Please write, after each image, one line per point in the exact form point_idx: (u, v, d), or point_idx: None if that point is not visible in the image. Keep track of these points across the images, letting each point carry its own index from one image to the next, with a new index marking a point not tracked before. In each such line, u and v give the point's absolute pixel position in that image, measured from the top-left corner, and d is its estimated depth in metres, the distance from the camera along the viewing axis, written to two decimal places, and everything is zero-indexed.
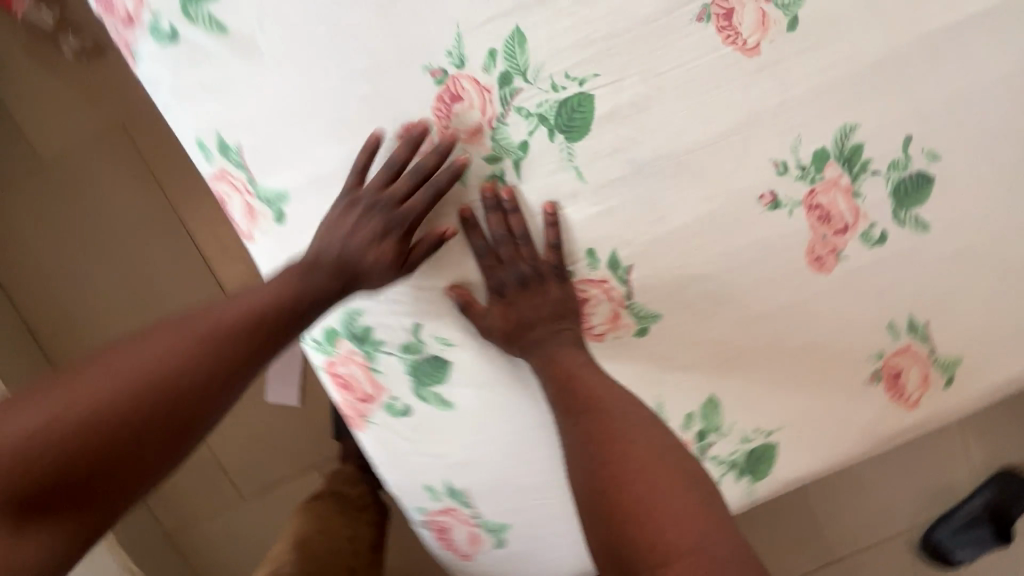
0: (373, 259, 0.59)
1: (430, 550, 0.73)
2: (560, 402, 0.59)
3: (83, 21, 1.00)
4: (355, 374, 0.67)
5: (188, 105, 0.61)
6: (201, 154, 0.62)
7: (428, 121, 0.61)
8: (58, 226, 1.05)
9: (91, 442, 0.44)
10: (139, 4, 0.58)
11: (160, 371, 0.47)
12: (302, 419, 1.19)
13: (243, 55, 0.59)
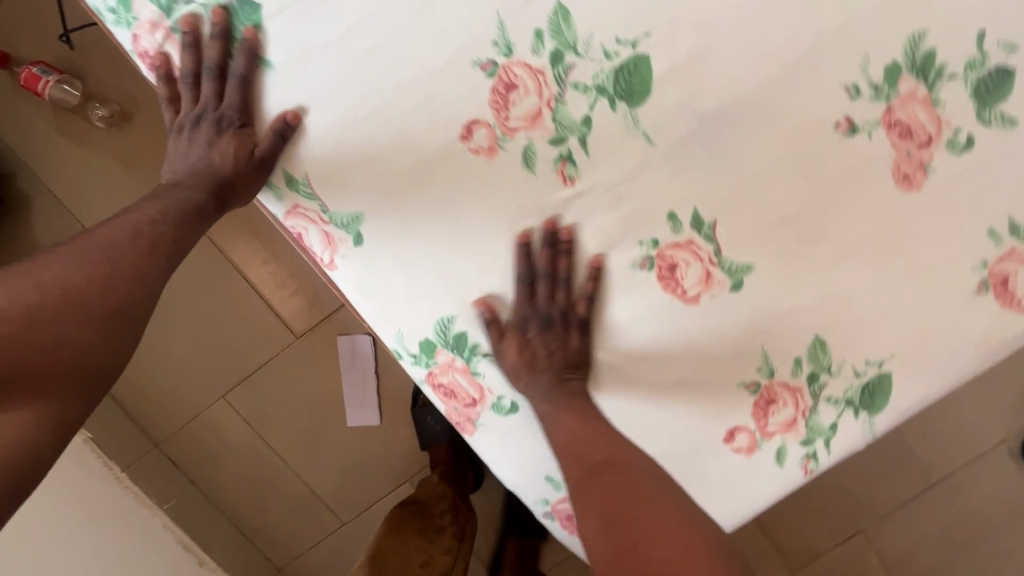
0: (221, 160, 0.60)
1: (560, 541, 0.74)
2: (568, 447, 0.63)
3: (106, 89, 1.02)
4: (457, 380, 0.67)
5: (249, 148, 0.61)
6: (271, 194, 0.63)
7: (487, 116, 0.60)
8: None
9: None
10: (188, 59, 0.59)
11: (57, 301, 0.51)
12: (385, 436, 1.21)
13: (295, 87, 0.59)
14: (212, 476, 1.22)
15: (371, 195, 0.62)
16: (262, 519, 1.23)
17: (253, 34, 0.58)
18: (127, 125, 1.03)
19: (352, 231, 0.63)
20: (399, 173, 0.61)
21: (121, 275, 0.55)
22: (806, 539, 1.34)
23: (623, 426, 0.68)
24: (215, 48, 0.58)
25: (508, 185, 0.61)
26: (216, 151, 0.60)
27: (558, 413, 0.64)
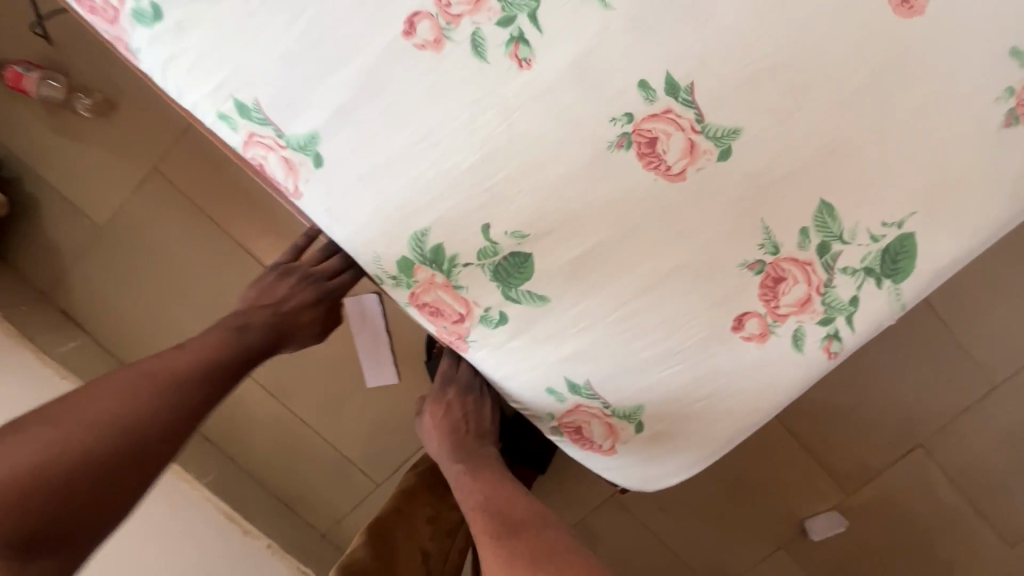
0: (290, 299, 0.88)
1: (572, 453, 0.74)
2: (485, 488, 0.76)
3: (89, 80, 1.04)
4: (441, 298, 0.66)
5: (196, 81, 0.59)
6: (226, 127, 0.61)
7: (428, 6, 0.56)
8: (131, 276, 1.12)
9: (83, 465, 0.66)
10: None
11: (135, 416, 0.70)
12: (407, 393, 1.21)
13: (226, 4, 0.56)
14: (251, 450, 1.25)
15: (323, 110, 0.59)
16: (306, 485, 1.27)
17: None
18: (114, 114, 1.05)
19: (311, 152, 0.61)
20: (347, 82, 0.58)
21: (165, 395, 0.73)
22: (861, 458, 1.27)
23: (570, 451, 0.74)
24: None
25: (460, 79, 0.58)
26: (253, 319, 0.85)
27: (467, 471, 0.81)
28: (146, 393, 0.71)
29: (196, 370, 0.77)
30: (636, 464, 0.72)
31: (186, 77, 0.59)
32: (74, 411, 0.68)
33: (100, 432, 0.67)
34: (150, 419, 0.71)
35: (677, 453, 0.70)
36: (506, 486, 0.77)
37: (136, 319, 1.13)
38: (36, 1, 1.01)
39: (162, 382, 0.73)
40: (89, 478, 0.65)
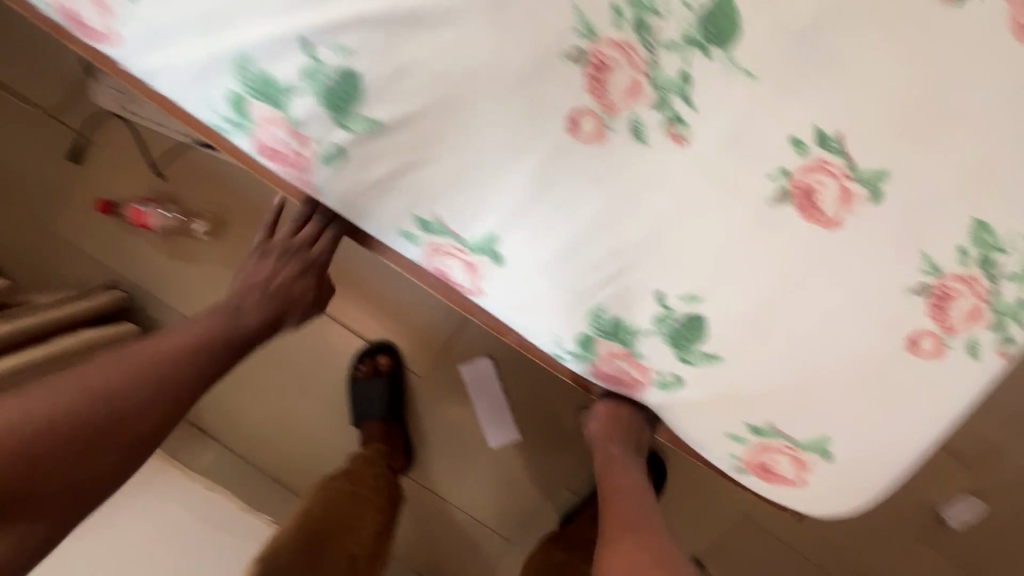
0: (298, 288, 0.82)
1: (764, 493, 0.72)
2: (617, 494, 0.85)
3: (198, 205, 1.09)
4: (622, 367, 0.69)
5: (381, 206, 0.66)
6: (409, 242, 0.67)
7: (589, 103, 0.61)
8: (253, 382, 1.19)
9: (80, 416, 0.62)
10: (307, 143, 0.63)
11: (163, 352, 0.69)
12: (529, 448, 1.22)
13: (405, 134, 0.62)
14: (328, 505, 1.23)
15: (499, 213, 0.64)
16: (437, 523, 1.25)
17: (357, 102, 0.60)
18: (224, 232, 1.11)
19: (491, 251, 0.65)
20: (520, 183, 0.63)
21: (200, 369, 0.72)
22: (981, 437, 1.26)
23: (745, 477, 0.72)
24: (329, 123, 0.61)
25: (624, 163, 0.62)
26: (243, 304, 0.78)
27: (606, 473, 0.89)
28: (156, 361, 0.68)
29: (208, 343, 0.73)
30: (827, 498, 0.71)
31: (374, 204, 0.66)
32: (78, 377, 0.64)
33: (105, 398, 0.64)
34: (151, 393, 0.67)
35: (868, 480, 0.70)
36: (639, 487, 0.86)
37: (263, 425, 1.20)
38: (144, 142, 1.08)
39: (174, 350, 0.70)
40: (90, 431, 0.62)
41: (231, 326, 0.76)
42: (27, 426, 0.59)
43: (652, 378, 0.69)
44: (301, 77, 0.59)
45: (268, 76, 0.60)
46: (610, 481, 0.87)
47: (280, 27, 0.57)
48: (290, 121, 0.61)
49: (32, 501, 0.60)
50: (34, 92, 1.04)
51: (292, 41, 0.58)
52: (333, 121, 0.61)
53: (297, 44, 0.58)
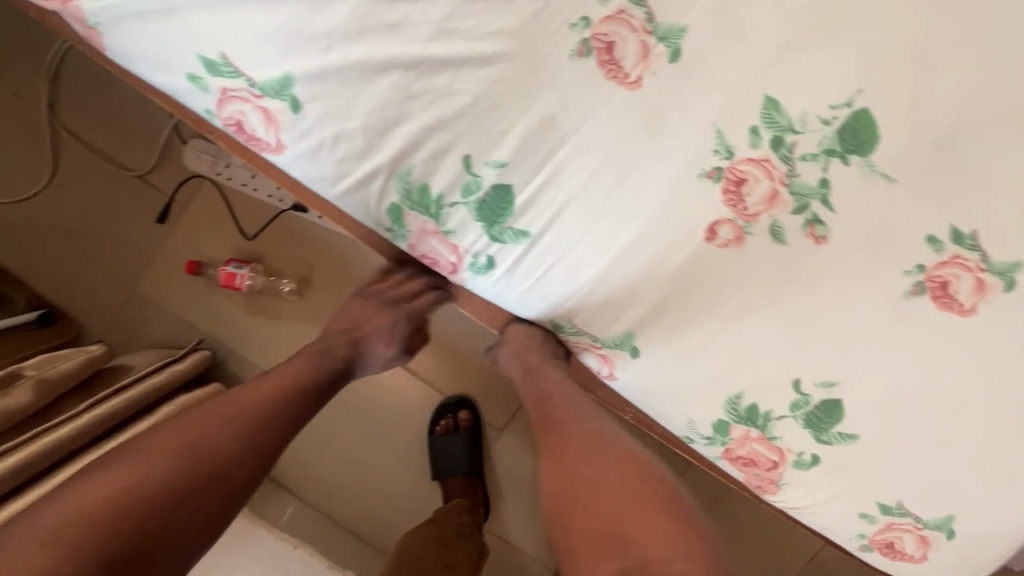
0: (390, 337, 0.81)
1: (880, 565, 0.76)
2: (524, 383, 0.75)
3: (281, 263, 1.09)
4: (756, 450, 0.70)
5: (531, 305, 0.68)
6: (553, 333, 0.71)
7: (727, 213, 0.63)
8: (334, 436, 1.20)
9: (174, 471, 0.58)
10: (459, 251, 0.65)
11: (242, 409, 0.65)
12: None
13: (550, 245, 0.64)
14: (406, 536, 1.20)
15: (639, 310, 0.66)
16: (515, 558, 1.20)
17: (507, 214, 0.62)
18: (307, 291, 1.10)
19: (627, 345, 0.68)
20: (663, 279, 0.65)
21: (280, 415, 0.68)
22: None
23: (864, 549, 0.75)
24: (481, 235, 0.63)
25: (763, 262, 0.64)
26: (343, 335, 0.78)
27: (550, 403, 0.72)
28: (245, 416, 0.65)
29: (292, 388, 0.70)
30: (953, 571, 0.73)
31: (523, 303, 0.68)
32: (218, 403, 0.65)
33: (211, 440, 0.62)
34: (258, 424, 0.65)
35: (994, 556, 0.72)
36: (572, 395, 0.72)
37: (342, 478, 1.20)
38: (231, 204, 1.08)
39: (256, 400, 0.67)
40: (193, 480, 0.59)
41: (320, 360, 0.74)
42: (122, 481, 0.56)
43: (787, 459, 0.70)
44: (459, 191, 0.62)
45: (427, 188, 0.62)
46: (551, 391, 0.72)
47: (445, 147, 0.60)
48: (446, 232, 0.64)
49: (166, 540, 0.57)
50: (128, 159, 1.06)
51: (456, 158, 0.61)
52: (486, 231, 0.63)
53: (460, 161, 0.61)
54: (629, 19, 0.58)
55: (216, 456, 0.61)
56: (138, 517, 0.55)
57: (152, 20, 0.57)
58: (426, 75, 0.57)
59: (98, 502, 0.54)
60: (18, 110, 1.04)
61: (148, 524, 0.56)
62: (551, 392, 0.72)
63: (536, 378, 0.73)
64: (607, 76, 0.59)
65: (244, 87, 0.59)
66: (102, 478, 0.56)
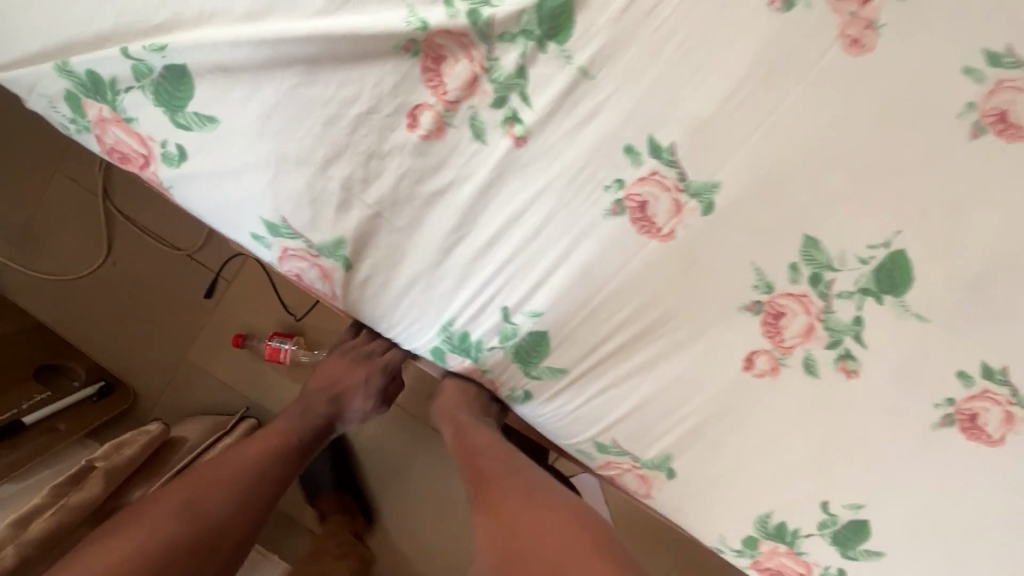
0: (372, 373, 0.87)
1: None
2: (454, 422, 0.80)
3: (320, 335, 1.13)
4: (784, 561, 0.73)
5: (570, 430, 0.70)
6: (586, 458, 0.72)
7: (765, 344, 0.65)
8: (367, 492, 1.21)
9: (170, 542, 0.66)
10: (498, 385, 0.69)
11: (231, 477, 0.74)
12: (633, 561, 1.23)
13: (591, 375, 0.67)
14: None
15: (675, 436, 0.68)
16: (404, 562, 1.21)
17: (546, 352, 0.66)
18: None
19: (665, 467, 0.70)
20: (699, 408, 0.67)
21: (266, 477, 0.77)
22: None
23: None
24: (519, 373, 0.68)
25: (796, 395, 0.66)
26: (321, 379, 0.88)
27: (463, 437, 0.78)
28: (237, 482, 0.74)
29: (277, 450, 0.79)
30: None
31: (561, 429, 0.71)
32: (181, 493, 0.71)
33: (208, 509, 0.70)
34: (244, 492, 0.74)
35: None
36: (503, 450, 0.78)
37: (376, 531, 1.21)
38: (275, 281, 1.13)
39: (245, 463, 0.76)
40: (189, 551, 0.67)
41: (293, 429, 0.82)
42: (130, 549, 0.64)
43: (813, 570, 0.73)
44: (497, 336, 0.65)
45: (467, 335, 0.65)
46: (473, 450, 0.77)
47: (485, 298, 0.63)
48: (484, 369, 0.68)
49: None
50: (176, 238, 1.11)
51: (494, 309, 0.64)
52: (524, 369, 0.67)
53: (498, 312, 0.64)
54: (661, 179, 0.60)
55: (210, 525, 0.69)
56: None
57: (222, 187, 0.61)
58: (471, 229, 0.61)
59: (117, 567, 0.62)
60: (73, 193, 1.09)
61: None
62: (478, 445, 0.77)
63: (470, 434, 0.78)
64: (638, 230, 0.61)
65: (302, 245, 0.64)
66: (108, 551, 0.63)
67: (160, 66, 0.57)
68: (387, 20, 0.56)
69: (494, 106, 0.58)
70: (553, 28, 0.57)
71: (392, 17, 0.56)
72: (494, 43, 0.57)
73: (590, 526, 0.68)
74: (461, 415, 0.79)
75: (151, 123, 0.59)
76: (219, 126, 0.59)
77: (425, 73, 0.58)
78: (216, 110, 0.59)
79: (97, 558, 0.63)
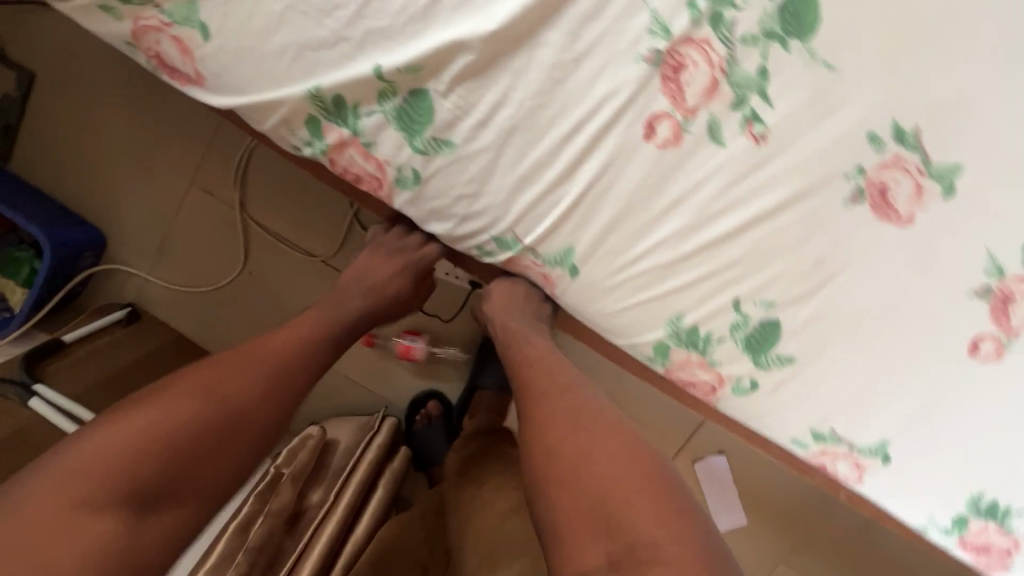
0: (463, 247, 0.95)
1: None
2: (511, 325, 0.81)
3: (447, 333, 1.16)
4: (992, 537, 0.73)
5: (780, 420, 0.72)
6: (798, 446, 0.73)
7: (991, 327, 0.64)
8: None
9: (194, 428, 0.59)
10: (721, 377, 0.70)
11: (264, 368, 0.66)
12: (766, 537, 1.24)
13: (812, 365, 0.67)
14: None
15: (892, 423, 0.69)
16: None
17: (769, 346, 0.67)
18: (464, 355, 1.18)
19: (880, 453, 0.71)
20: (918, 394, 0.68)
21: (293, 364, 0.69)
22: None
23: None
24: (747, 363, 0.68)
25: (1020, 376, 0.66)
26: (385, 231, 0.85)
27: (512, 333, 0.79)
28: (261, 373, 0.66)
29: (306, 345, 0.71)
30: None
31: (778, 420, 0.72)
32: (211, 377, 0.63)
33: (231, 398, 0.63)
34: (267, 386, 0.65)
35: None
36: (556, 362, 0.76)
37: None
38: None
39: (275, 350, 0.68)
40: (207, 426, 0.60)
41: (336, 316, 0.76)
42: (163, 426, 0.58)
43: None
44: (728, 327, 0.66)
45: (697, 328, 0.67)
46: (532, 357, 0.77)
47: (713, 294, 0.65)
48: (710, 361, 0.69)
49: (179, 492, 0.59)
50: (308, 244, 1.10)
51: (727, 302, 0.65)
52: (748, 359, 0.68)
53: (730, 304, 0.65)
54: (905, 163, 0.60)
55: (228, 380, 0.63)
56: (162, 469, 0.57)
57: (464, 199, 0.63)
58: (702, 230, 0.62)
59: (142, 436, 0.57)
60: (207, 204, 1.10)
61: (159, 482, 0.57)
62: (535, 360, 0.76)
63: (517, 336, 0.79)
64: (879, 217, 0.61)
65: (526, 256, 0.67)
66: (142, 423, 0.58)
67: (408, 90, 0.58)
68: (630, 31, 0.54)
69: (734, 108, 0.58)
70: (796, 26, 0.55)
71: (634, 25, 0.54)
72: (735, 46, 0.55)
73: (654, 471, 0.63)
74: (512, 326, 0.79)
75: (390, 147, 0.61)
76: (456, 146, 0.60)
77: (664, 82, 0.56)
78: (454, 133, 0.60)
79: (120, 426, 0.57)
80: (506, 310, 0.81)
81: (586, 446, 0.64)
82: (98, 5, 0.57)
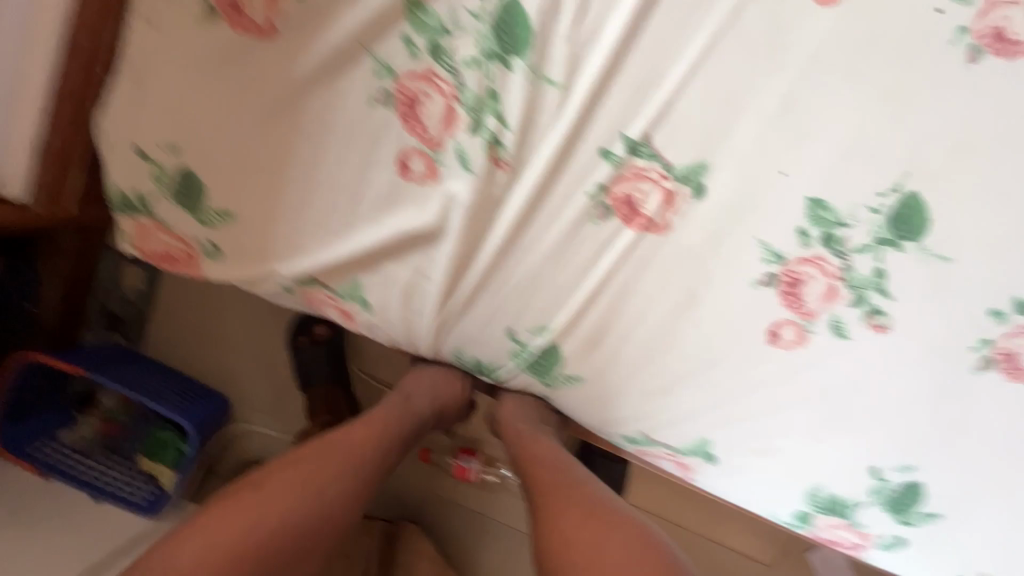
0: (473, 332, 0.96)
1: None
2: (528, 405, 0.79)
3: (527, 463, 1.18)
4: None
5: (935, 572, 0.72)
6: None
7: None
8: None
9: (284, 523, 0.60)
10: (866, 536, 0.71)
11: (346, 459, 0.68)
12: None
13: (961, 519, 0.68)
14: None
15: None
16: None
17: (916, 506, 0.68)
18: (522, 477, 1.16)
19: None
20: None
21: (368, 458, 0.70)
22: None
23: None
24: (892, 522, 0.70)
25: None
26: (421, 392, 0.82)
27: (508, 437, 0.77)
28: (344, 461, 0.68)
29: (378, 436, 0.73)
30: None
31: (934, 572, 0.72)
32: (299, 468, 0.65)
33: (315, 490, 0.63)
34: (346, 479, 0.66)
35: None
36: (565, 463, 0.72)
37: None
38: None
39: (356, 441, 0.70)
40: (298, 519, 0.61)
41: (406, 411, 0.78)
42: (256, 522, 0.59)
43: None
44: (868, 493, 0.68)
45: (838, 498, 0.69)
46: (537, 467, 0.71)
47: (854, 465, 0.67)
48: (854, 523, 0.70)
49: None
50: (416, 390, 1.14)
51: (865, 471, 0.67)
52: (894, 517, 0.69)
53: (868, 472, 0.67)
54: None
55: (325, 472, 0.65)
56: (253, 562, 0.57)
57: (600, 406, 0.68)
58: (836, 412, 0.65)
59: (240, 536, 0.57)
60: None
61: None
62: (535, 454, 0.73)
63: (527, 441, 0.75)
64: (1012, 379, 0.63)
65: (662, 449, 0.70)
66: (237, 521, 0.58)
67: (538, 346, 0.65)
68: (748, 261, 0.61)
69: (854, 306, 0.62)
70: (906, 231, 0.60)
71: (750, 257, 0.61)
72: (849, 256, 0.60)
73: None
74: (519, 427, 0.76)
75: (522, 380, 0.69)
76: (586, 382, 0.67)
77: (783, 295, 0.62)
78: (583, 371, 0.66)
79: (212, 523, 0.58)
80: (513, 415, 0.79)
81: (594, 540, 0.60)
82: (281, 287, 0.65)
